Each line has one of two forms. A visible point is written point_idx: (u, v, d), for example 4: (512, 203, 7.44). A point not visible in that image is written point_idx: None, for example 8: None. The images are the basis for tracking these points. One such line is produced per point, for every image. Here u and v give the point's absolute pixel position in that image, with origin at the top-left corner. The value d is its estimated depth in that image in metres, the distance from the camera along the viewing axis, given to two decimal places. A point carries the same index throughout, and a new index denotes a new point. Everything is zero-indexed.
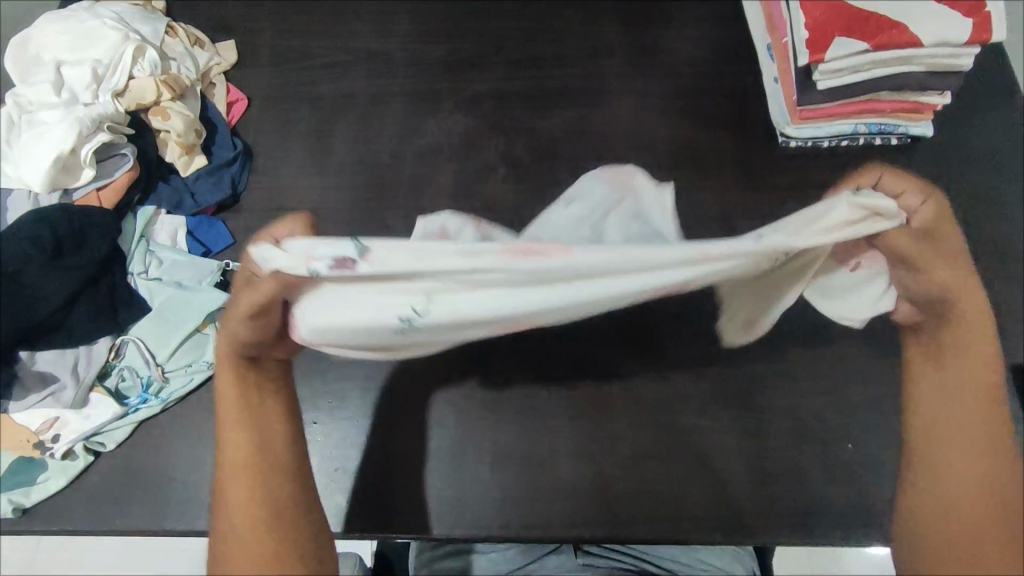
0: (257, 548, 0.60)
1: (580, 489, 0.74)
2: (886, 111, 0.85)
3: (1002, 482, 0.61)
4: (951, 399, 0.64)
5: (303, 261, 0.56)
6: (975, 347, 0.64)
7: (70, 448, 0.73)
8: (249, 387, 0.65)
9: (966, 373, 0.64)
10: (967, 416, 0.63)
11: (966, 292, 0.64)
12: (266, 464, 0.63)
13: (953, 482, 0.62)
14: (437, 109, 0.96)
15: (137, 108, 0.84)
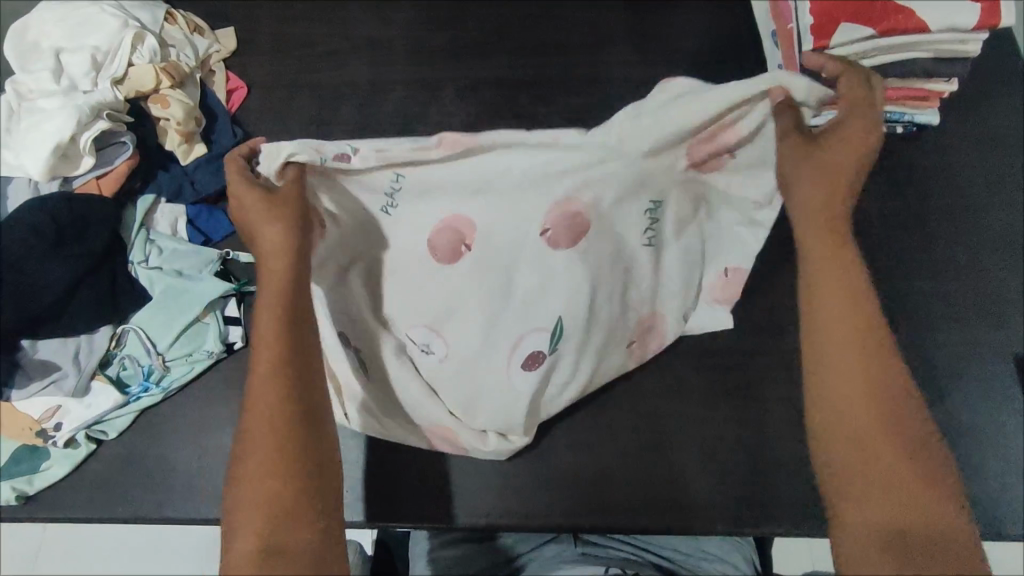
0: (287, 465, 0.53)
1: (579, 477, 0.74)
2: (895, 99, 0.83)
3: (894, 408, 0.55)
4: (831, 334, 0.58)
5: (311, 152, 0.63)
6: (832, 261, 0.61)
7: (71, 436, 0.73)
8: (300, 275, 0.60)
9: (833, 294, 0.59)
10: (847, 338, 0.57)
11: (825, 198, 0.61)
12: (291, 375, 0.57)
13: (852, 421, 0.55)
14: (438, 97, 0.95)
15: (136, 95, 0.83)
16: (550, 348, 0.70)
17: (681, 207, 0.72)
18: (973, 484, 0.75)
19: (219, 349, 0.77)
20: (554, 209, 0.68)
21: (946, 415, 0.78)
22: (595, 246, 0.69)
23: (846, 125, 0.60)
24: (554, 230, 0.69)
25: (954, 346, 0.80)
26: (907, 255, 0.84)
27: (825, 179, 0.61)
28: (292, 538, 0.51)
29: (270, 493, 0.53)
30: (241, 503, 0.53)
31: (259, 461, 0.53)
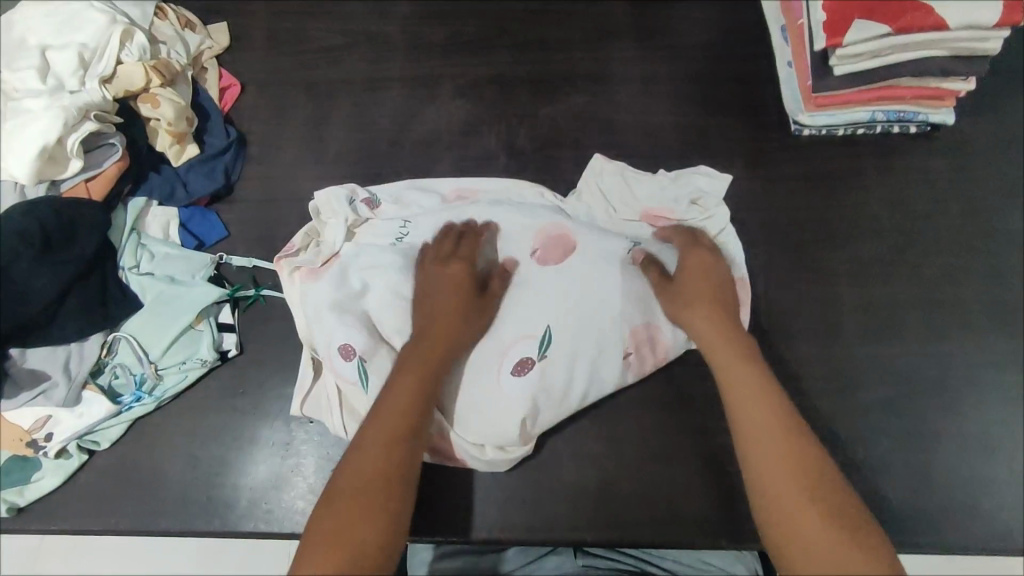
0: (369, 499, 0.57)
1: (583, 491, 0.72)
2: (907, 98, 0.81)
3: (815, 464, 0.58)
4: (746, 406, 0.63)
5: (338, 206, 0.82)
6: (734, 359, 0.67)
7: (63, 447, 0.71)
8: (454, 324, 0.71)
9: (745, 385, 0.65)
10: (767, 423, 0.61)
11: (708, 312, 0.71)
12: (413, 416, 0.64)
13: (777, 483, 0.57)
14: (437, 95, 0.92)
15: (125, 95, 0.81)
16: (539, 354, 0.73)
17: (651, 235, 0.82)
18: (990, 498, 0.73)
19: (212, 357, 0.75)
20: (537, 235, 0.79)
21: (962, 426, 0.75)
22: (585, 265, 0.77)
23: (691, 258, 0.75)
24: (542, 252, 0.78)
25: (970, 354, 0.78)
26: (920, 260, 0.82)
27: (698, 295, 0.72)
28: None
29: (349, 527, 0.55)
30: (320, 527, 0.55)
31: (354, 494, 0.57)
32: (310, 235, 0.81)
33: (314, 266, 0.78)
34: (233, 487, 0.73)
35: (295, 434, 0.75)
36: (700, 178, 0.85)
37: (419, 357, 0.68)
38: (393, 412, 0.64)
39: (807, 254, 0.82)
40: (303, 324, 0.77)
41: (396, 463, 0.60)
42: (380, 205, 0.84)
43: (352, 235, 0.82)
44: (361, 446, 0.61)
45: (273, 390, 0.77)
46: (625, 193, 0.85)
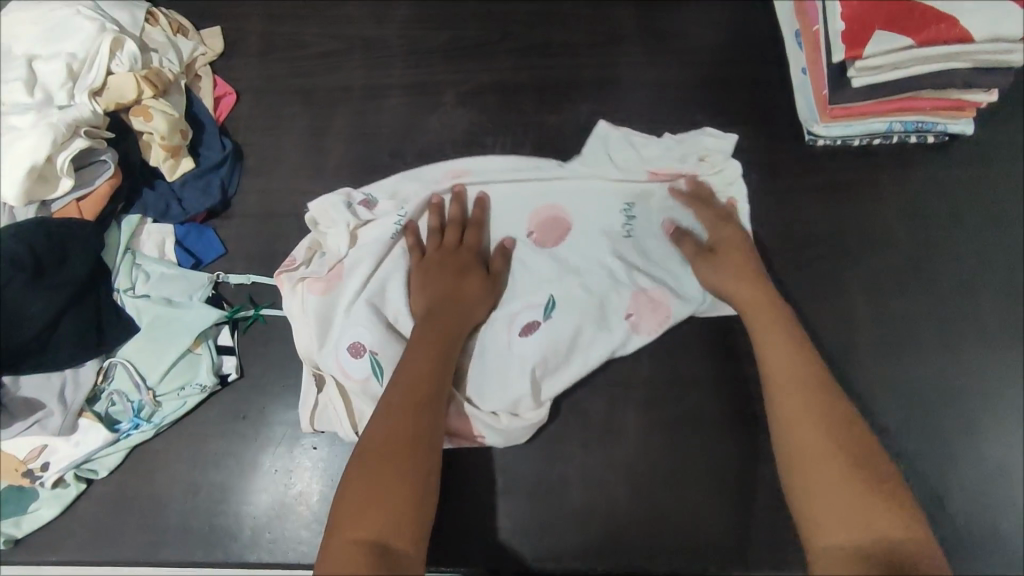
0: (396, 461, 0.57)
1: (592, 517, 0.71)
2: (926, 110, 0.79)
3: (843, 424, 0.59)
4: (785, 363, 0.64)
5: (337, 210, 0.78)
6: (766, 315, 0.69)
7: (60, 476, 0.70)
8: (464, 293, 0.73)
9: (775, 341, 0.66)
10: (794, 377, 0.62)
11: (741, 274, 0.72)
12: (432, 379, 0.65)
13: (804, 439, 0.58)
14: (439, 103, 0.89)
15: (116, 108, 0.77)
16: (544, 317, 0.76)
17: (651, 205, 0.81)
18: (1007, 520, 0.72)
19: (212, 382, 0.73)
20: (531, 218, 0.81)
21: (980, 447, 0.74)
22: (575, 245, 0.80)
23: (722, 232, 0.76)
24: (538, 234, 0.80)
25: (989, 373, 0.76)
26: (937, 275, 0.80)
27: (733, 266, 0.73)
28: (395, 542, 0.53)
29: (383, 485, 0.55)
30: (352, 488, 0.55)
31: (384, 453, 0.57)
32: (312, 246, 0.79)
33: (319, 278, 0.77)
34: (236, 515, 0.71)
35: (298, 460, 0.74)
36: (707, 139, 0.84)
37: (427, 331, 0.69)
38: (410, 379, 0.64)
39: (823, 270, 0.80)
40: (309, 336, 0.75)
41: (419, 427, 0.60)
42: (378, 204, 0.81)
43: (355, 238, 0.79)
44: (383, 414, 0.61)
45: (274, 415, 0.75)
46: (628, 157, 0.83)
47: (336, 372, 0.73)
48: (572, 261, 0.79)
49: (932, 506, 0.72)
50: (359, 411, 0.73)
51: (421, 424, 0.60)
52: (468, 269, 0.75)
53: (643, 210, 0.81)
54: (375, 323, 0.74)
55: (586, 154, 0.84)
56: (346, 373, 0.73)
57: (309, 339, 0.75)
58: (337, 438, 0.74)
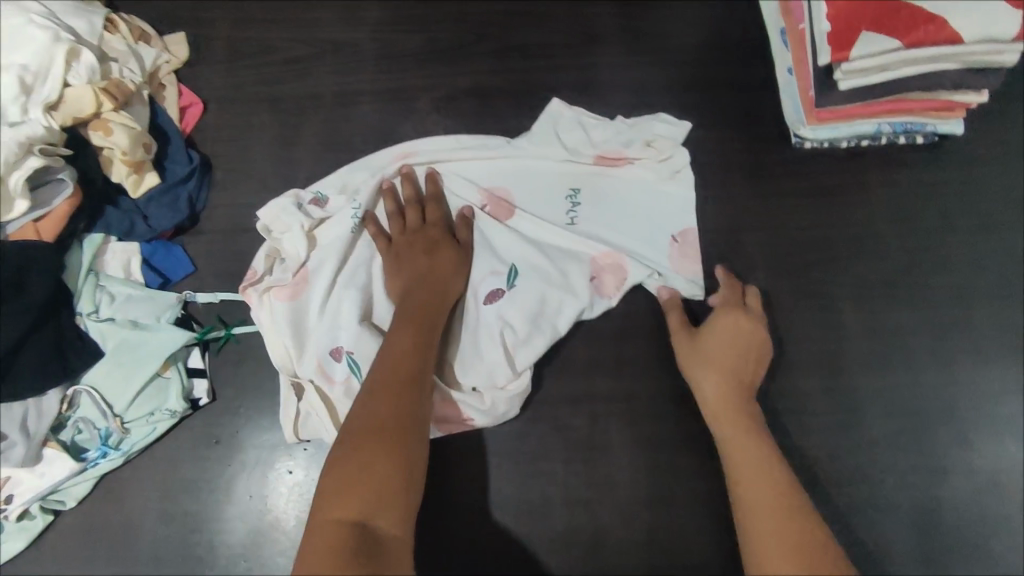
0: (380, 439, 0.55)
1: (576, 539, 0.70)
2: (915, 111, 0.77)
3: (799, 520, 0.54)
4: (742, 454, 0.61)
5: (287, 215, 0.76)
6: (732, 421, 0.64)
7: (25, 509, 0.67)
8: (440, 267, 0.72)
9: (744, 449, 0.61)
10: (764, 501, 0.56)
11: (716, 368, 0.67)
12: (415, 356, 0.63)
13: (761, 534, 0.54)
14: (414, 109, 0.86)
15: (74, 123, 0.74)
16: (508, 285, 0.75)
17: (601, 188, 0.80)
18: (999, 534, 0.71)
19: (182, 408, 0.71)
20: (482, 196, 0.79)
21: (972, 459, 0.72)
22: (528, 221, 0.78)
23: (725, 327, 0.70)
24: (492, 208, 0.79)
25: (979, 382, 0.75)
26: (927, 282, 0.78)
27: (714, 359, 0.68)
28: (382, 523, 0.50)
29: (368, 463, 0.53)
30: (336, 469, 0.53)
31: (367, 433, 0.55)
32: (271, 255, 0.76)
33: (284, 285, 0.74)
34: (211, 544, 0.70)
35: (273, 485, 0.71)
36: (658, 125, 0.82)
37: (408, 308, 0.68)
38: (396, 355, 0.63)
39: (810, 278, 0.78)
40: (282, 349, 0.73)
41: (406, 401, 0.58)
42: (328, 200, 0.78)
43: (313, 240, 0.76)
44: (372, 391, 0.59)
45: (248, 439, 0.72)
46: (576, 143, 0.81)
47: (316, 378, 0.71)
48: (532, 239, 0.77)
49: (923, 519, 0.71)
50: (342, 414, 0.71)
51: (409, 398, 0.59)
52: (442, 244, 0.74)
53: (593, 194, 0.80)
54: (349, 320, 0.73)
55: (535, 132, 0.82)
56: (324, 376, 0.71)
57: (283, 350, 0.73)
58: (326, 442, 0.72)
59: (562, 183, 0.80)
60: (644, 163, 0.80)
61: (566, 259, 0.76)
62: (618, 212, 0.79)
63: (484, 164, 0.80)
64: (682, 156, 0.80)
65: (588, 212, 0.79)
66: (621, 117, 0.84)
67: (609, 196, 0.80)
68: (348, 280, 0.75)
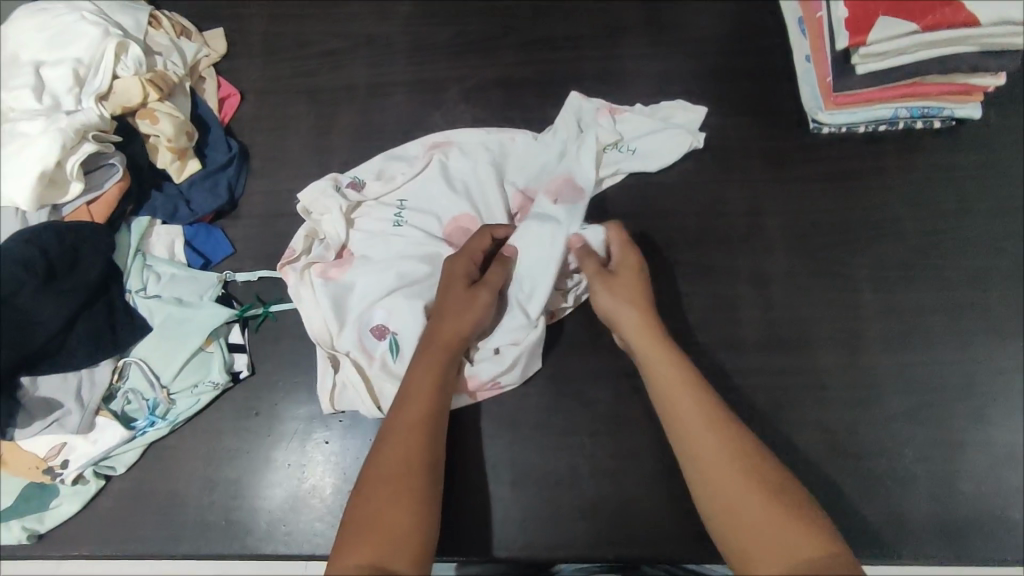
0: (390, 487, 0.59)
1: (601, 509, 0.72)
2: (933, 95, 0.79)
3: (741, 444, 0.59)
4: (673, 387, 0.64)
5: (325, 196, 0.81)
6: (661, 357, 0.66)
7: (79, 473, 0.71)
8: (462, 303, 0.70)
9: (679, 399, 0.63)
10: (700, 425, 0.61)
11: (633, 306, 0.69)
12: (432, 417, 0.65)
13: (707, 465, 0.59)
14: (442, 99, 0.90)
15: (123, 112, 0.79)
16: None
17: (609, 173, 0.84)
18: (1017, 510, 0.71)
19: (225, 379, 0.75)
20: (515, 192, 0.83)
21: (988, 436, 0.73)
22: None
23: (624, 258, 0.72)
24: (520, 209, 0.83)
25: (996, 361, 0.76)
26: (944, 263, 0.79)
27: (633, 290, 0.70)
28: (399, 565, 0.55)
29: (378, 510, 0.58)
30: (356, 515, 0.58)
31: (382, 483, 0.60)
32: (309, 234, 0.81)
33: (326, 263, 0.79)
34: (251, 509, 0.73)
35: (310, 454, 0.74)
36: (676, 113, 0.86)
37: (429, 353, 0.68)
38: (409, 401, 0.65)
39: (827, 260, 0.80)
40: (323, 326, 0.76)
41: (419, 455, 0.62)
42: (365, 184, 0.83)
43: (351, 222, 0.82)
44: (389, 438, 0.63)
45: (286, 411, 0.76)
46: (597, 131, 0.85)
47: (357, 353, 0.75)
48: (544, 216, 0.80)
49: (945, 493, 0.72)
50: (380, 389, 0.74)
51: (421, 452, 0.62)
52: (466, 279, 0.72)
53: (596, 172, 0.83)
54: (385, 300, 0.77)
55: (560, 120, 0.85)
56: (365, 354, 0.75)
57: (323, 325, 0.77)
58: (362, 414, 0.75)
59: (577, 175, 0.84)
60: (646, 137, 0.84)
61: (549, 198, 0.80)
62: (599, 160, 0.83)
63: (512, 156, 0.85)
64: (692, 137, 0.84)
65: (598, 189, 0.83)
66: (639, 104, 0.87)
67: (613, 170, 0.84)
68: (383, 264, 0.79)
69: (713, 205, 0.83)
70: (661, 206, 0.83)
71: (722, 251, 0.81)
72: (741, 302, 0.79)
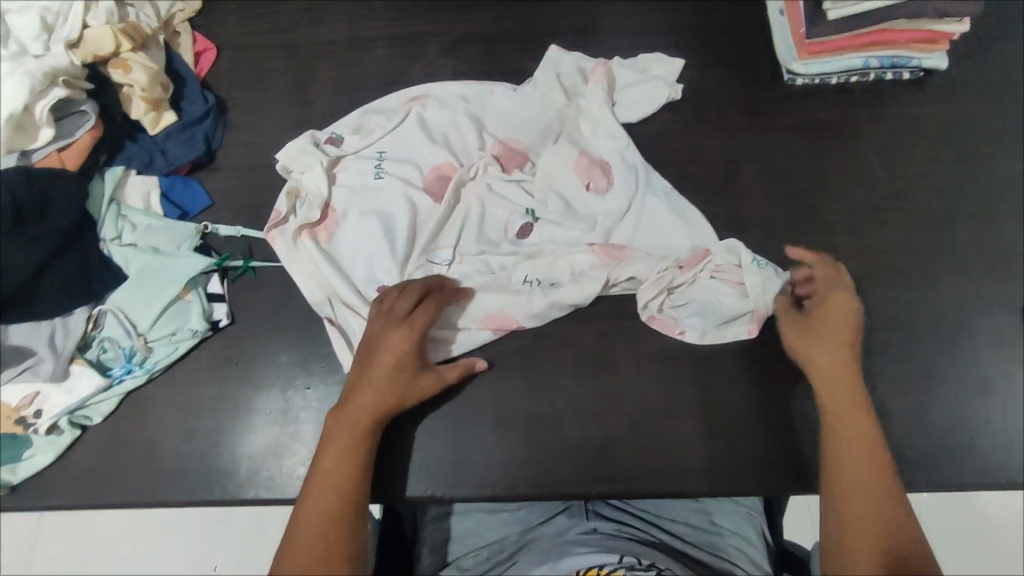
0: None
1: (584, 447, 0.72)
2: (901, 43, 0.82)
3: (895, 521, 0.60)
4: (847, 436, 0.64)
5: (303, 155, 0.80)
6: (850, 412, 0.65)
7: (54, 422, 0.70)
8: (404, 383, 0.67)
9: (848, 427, 0.64)
10: (865, 480, 0.62)
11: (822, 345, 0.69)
12: (357, 504, 0.62)
13: (856, 523, 0.60)
14: (422, 53, 0.89)
15: (94, 60, 0.77)
16: (531, 217, 0.80)
17: (596, 121, 0.83)
18: (985, 439, 0.73)
19: (204, 327, 0.74)
20: (496, 142, 0.83)
21: (957, 370, 0.75)
22: (542, 162, 0.82)
23: (835, 294, 0.71)
24: (503, 159, 0.83)
25: (964, 299, 0.78)
26: (912, 207, 0.81)
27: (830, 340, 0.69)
28: None
29: None
30: None
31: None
32: (291, 193, 0.80)
33: (312, 224, 0.78)
34: (233, 457, 0.72)
35: (292, 401, 0.74)
36: (654, 65, 0.87)
37: (357, 432, 0.64)
38: (329, 489, 0.61)
39: (802, 206, 0.82)
40: (316, 286, 0.76)
41: (343, 550, 0.59)
42: (344, 140, 0.83)
43: (332, 178, 0.81)
44: (310, 527, 0.59)
45: (267, 360, 0.75)
46: (577, 84, 0.86)
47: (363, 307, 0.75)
48: (554, 168, 0.81)
49: (915, 425, 0.73)
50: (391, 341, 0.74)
51: (345, 543, 0.60)
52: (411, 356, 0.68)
53: (593, 122, 0.84)
54: (380, 254, 0.77)
55: (539, 73, 0.86)
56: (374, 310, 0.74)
57: (317, 285, 0.76)
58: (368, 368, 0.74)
59: (576, 127, 0.84)
60: (623, 89, 0.86)
61: (573, 154, 0.82)
62: (597, 113, 0.83)
63: (493, 109, 0.85)
64: (670, 87, 0.85)
65: (589, 142, 0.83)
66: (617, 58, 0.88)
67: (606, 117, 0.83)
68: (369, 218, 0.78)
69: (691, 155, 0.84)
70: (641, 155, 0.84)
71: (701, 198, 0.82)
72: None
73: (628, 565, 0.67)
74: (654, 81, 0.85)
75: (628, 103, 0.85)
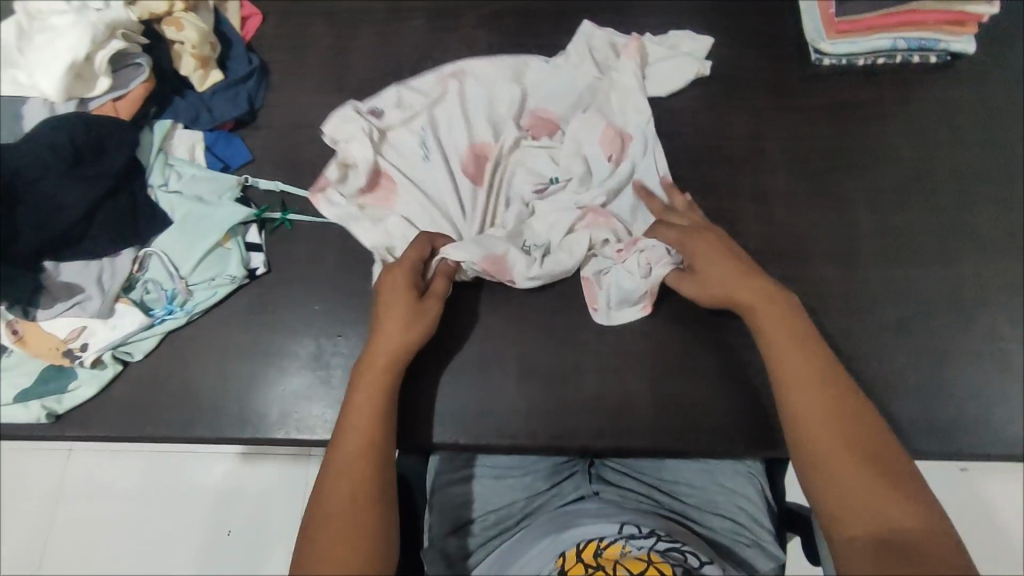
0: (350, 524, 0.57)
1: (604, 403, 0.74)
2: (929, 24, 0.84)
3: (844, 404, 0.60)
4: (780, 330, 0.64)
5: (349, 126, 0.82)
6: (776, 315, 0.65)
7: (98, 356, 0.73)
8: (410, 318, 0.68)
9: (779, 327, 0.64)
10: (805, 371, 0.61)
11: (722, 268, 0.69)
12: (379, 441, 0.62)
13: (804, 411, 0.60)
14: (459, 24, 0.92)
15: (149, 17, 0.80)
16: (553, 182, 0.82)
17: (622, 94, 0.86)
18: (1001, 409, 0.74)
19: (242, 274, 0.77)
20: (528, 113, 0.86)
21: (976, 344, 0.76)
22: (570, 130, 0.84)
23: (698, 239, 0.72)
24: (532, 128, 0.86)
25: (985, 276, 0.79)
26: (936, 185, 0.83)
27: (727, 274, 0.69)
28: None
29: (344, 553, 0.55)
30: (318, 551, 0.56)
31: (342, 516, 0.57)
32: (341, 163, 0.82)
33: (361, 192, 0.81)
34: (265, 397, 0.75)
35: (323, 347, 0.76)
36: (684, 41, 0.89)
37: (367, 375, 0.65)
38: (354, 430, 0.62)
39: (826, 181, 0.83)
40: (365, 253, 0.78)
41: (376, 483, 0.60)
42: (385, 112, 0.86)
43: (377, 147, 0.83)
44: (339, 471, 0.60)
45: (301, 306, 0.78)
46: (608, 58, 0.88)
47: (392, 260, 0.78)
48: (580, 137, 0.83)
49: (933, 395, 0.74)
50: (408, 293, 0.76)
51: (376, 478, 0.60)
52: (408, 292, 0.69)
53: (622, 95, 0.86)
54: (411, 213, 0.80)
55: (573, 48, 0.88)
56: None
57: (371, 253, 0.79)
58: None
59: (603, 100, 0.86)
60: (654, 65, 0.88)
61: (599, 125, 0.83)
62: (625, 87, 0.86)
63: (526, 80, 0.88)
64: (699, 64, 0.87)
65: (616, 114, 0.85)
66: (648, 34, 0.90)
67: (634, 92, 0.85)
68: (405, 181, 0.82)
69: (718, 128, 0.86)
70: (668, 127, 0.86)
71: (726, 169, 0.84)
72: (743, 217, 0.82)
73: (628, 534, 0.68)
74: (684, 57, 0.87)
75: (658, 77, 0.87)
